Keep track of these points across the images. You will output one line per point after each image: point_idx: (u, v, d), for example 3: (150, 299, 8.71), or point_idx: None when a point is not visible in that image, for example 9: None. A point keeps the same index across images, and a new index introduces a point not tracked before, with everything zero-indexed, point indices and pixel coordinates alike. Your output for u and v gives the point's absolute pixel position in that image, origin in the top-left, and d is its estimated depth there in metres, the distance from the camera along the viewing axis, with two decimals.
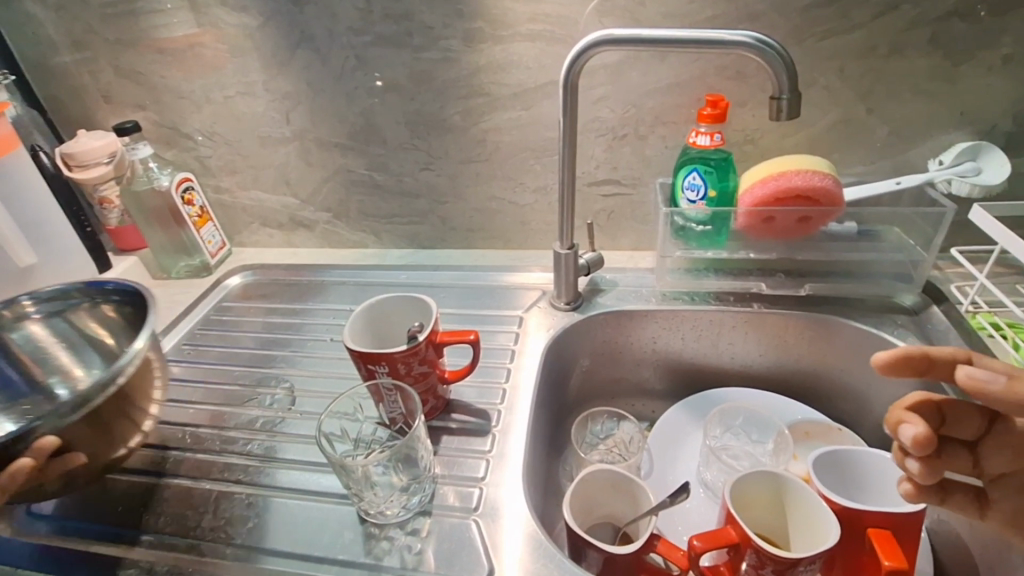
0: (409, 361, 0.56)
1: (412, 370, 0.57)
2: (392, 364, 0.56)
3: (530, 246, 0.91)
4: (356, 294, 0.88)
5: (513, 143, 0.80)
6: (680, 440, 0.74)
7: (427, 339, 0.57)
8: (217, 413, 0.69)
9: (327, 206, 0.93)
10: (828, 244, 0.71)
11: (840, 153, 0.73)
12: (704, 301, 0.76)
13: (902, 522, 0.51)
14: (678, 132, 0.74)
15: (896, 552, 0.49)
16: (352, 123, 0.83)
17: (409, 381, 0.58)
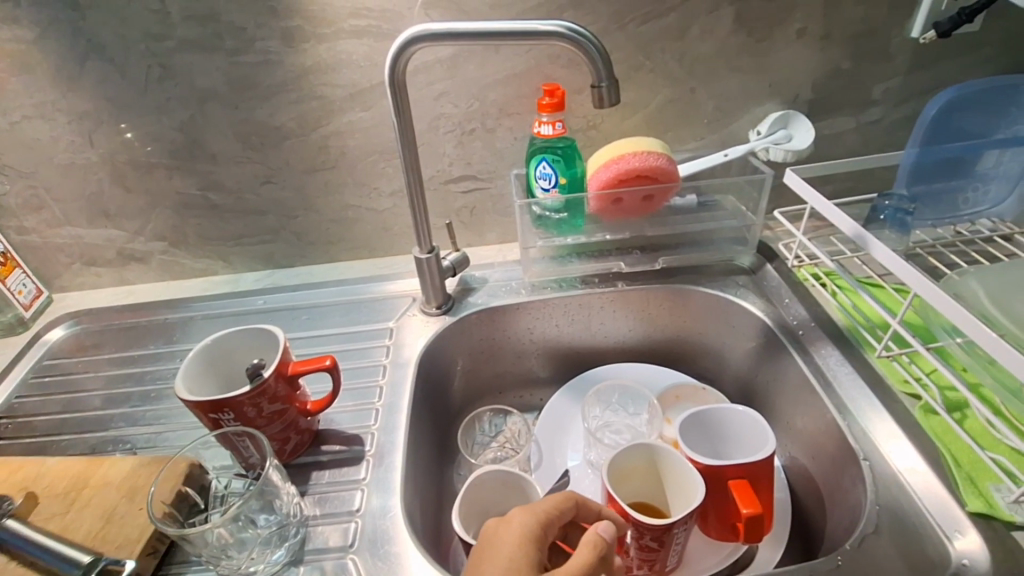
0: (258, 402, 0.52)
1: (263, 411, 0.53)
2: (239, 408, 0.51)
3: (397, 251, 0.87)
4: (208, 328, 0.79)
5: (360, 147, 0.76)
6: (564, 424, 0.75)
7: (275, 373, 0.52)
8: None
9: (159, 235, 0.83)
10: (671, 219, 0.74)
11: (674, 131, 0.77)
12: (572, 287, 0.77)
13: (757, 469, 0.56)
14: (524, 123, 0.74)
15: (752, 499, 0.54)
16: (171, 140, 0.74)
17: (263, 422, 0.53)
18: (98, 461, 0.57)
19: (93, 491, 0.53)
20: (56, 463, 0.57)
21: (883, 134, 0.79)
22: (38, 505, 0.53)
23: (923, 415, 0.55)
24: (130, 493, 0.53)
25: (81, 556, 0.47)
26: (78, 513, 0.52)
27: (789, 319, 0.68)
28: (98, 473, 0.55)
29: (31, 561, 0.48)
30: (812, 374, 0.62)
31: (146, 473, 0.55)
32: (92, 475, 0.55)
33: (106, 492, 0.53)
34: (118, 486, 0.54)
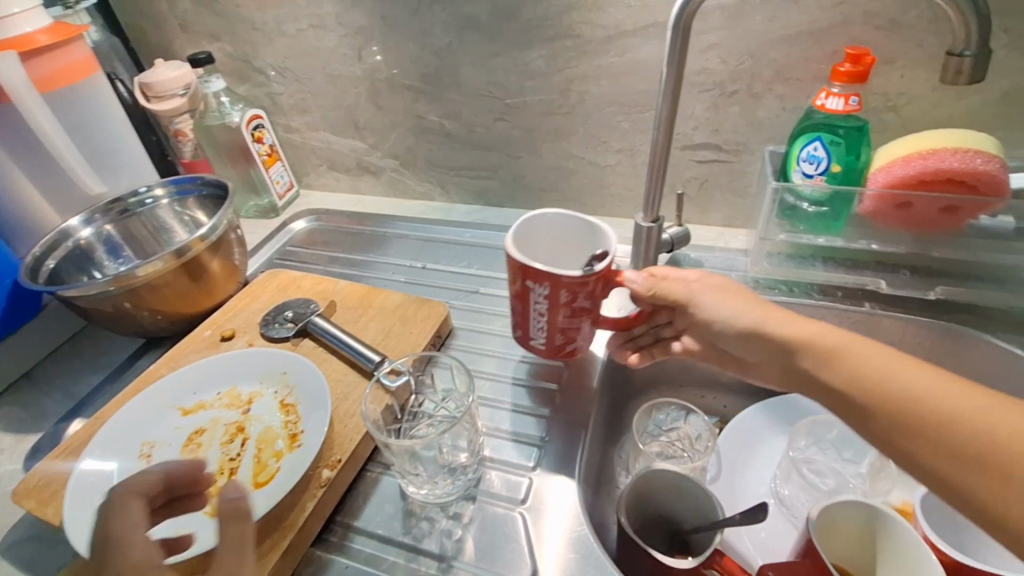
0: (575, 290, 0.49)
1: (574, 302, 0.50)
2: (555, 288, 0.48)
3: (607, 212, 0.82)
4: (417, 248, 0.84)
5: (601, 95, 0.71)
6: (754, 445, 0.66)
7: (603, 271, 0.48)
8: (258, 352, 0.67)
9: (394, 153, 0.89)
10: (975, 241, 0.58)
11: (1008, 131, 0.59)
12: (805, 294, 0.65)
13: None
14: (802, 92, 0.62)
15: None
16: (424, 65, 0.77)
17: (564, 310, 0.51)
18: (376, 291, 0.70)
19: (377, 310, 0.66)
20: (345, 285, 0.71)
21: None
22: (337, 311, 0.67)
23: None
24: (404, 317, 0.64)
25: (376, 353, 0.58)
26: (367, 323, 0.65)
27: None
28: (376, 300, 0.68)
29: (338, 350, 0.60)
30: None
31: (413, 308, 0.66)
32: (374, 299, 0.68)
33: (385, 314, 0.66)
34: (395, 311, 0.66)
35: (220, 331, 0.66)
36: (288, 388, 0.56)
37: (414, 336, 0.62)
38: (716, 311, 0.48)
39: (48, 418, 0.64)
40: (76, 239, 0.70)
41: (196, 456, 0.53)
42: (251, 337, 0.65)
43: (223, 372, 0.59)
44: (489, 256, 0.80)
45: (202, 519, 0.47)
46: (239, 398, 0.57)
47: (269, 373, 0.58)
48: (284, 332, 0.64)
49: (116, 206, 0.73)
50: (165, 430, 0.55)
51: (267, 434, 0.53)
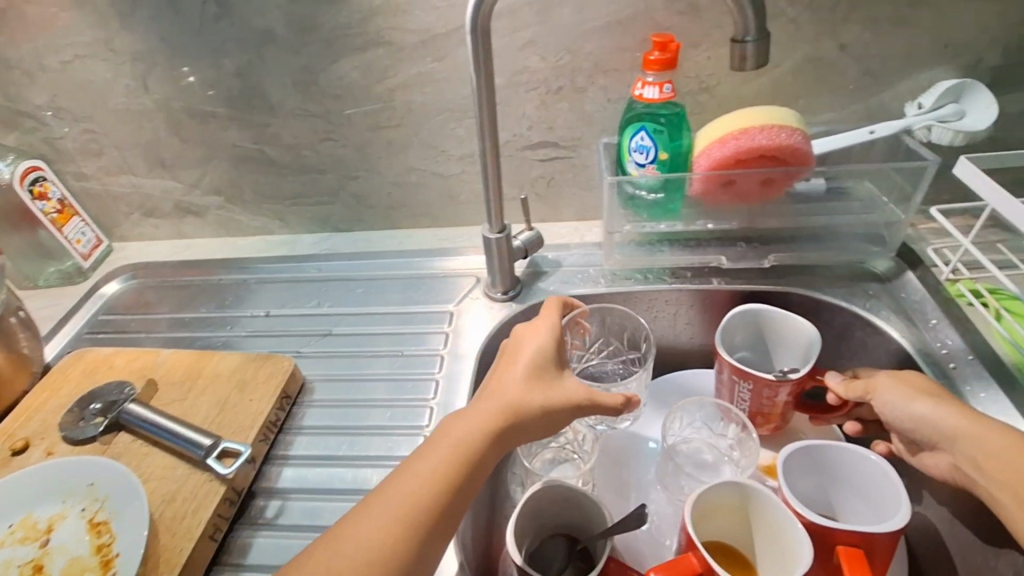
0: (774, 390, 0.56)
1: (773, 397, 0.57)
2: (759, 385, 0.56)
3: (463, 223, 0.78)
4: (258, 292, 0.75)
5: (429, 103, 0.66)
6: (635, 436, 0.67)
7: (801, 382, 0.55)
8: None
9: (216, 189, 0.78)
10: (795, 207, 0.61)
11: (807, 100, 0.62)
12: (659, 280, 0.66)
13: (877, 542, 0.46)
14: (622, 82, 0.62)
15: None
16: (227, 88, 0.68)
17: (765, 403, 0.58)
18: (207, 356, 0.61)
19: (207, 380, 0.57)
20: (168, 355, 0.61)
21: None
22: (159, 390, 0.57)
23: None
24: (240, 384, 0.56)
25: (206, 435, 0.50)
26: (196, 399, 0.56)
27: (934, 346, 0.55)
28: (208, 367, 0.59)
29: (160, 440, 0.51)
30: None
31: (252, 370, 0.58)
32: (204, 366, 0.59)
33: (219, 383, 0.57)
34: (231, 376, 0.57)
35: (8, 444, 0.54)
36: (97, 505, 0.47)
37: (255, 404, 0.54)
38: (906, 408, 0.49)
39: None
40: None
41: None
42: (51, 443, 0.54)
43: (7, 500, 0.48)
44: (340, 289, 0.73)
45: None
46: (36, 528, 0.47)
47: (71, 489, 0.48)
48: (91, 431, 0.53)
49: None
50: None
51: (74, 568, 0.44)
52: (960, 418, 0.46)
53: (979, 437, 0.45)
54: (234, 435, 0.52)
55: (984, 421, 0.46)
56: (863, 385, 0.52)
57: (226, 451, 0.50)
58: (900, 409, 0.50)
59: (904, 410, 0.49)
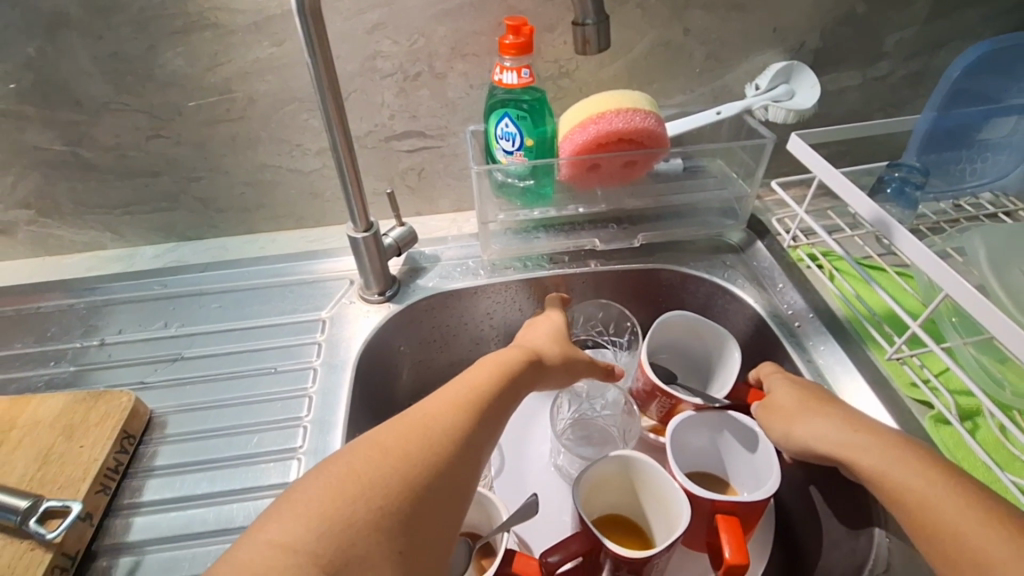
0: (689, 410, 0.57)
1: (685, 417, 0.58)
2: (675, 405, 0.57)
3: (333, 221, 0.73)
4: (88, 318, 0.64)
5: (275, 93, 0.60)
6: (528, 423, 0.67)
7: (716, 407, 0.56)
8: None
9: (20, 201, 0.66)
10: (657, 187, 0.64)
11: (660, 82, 0.65)
12: (538, 266, 0.66)
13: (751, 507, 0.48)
14: (482, 67, 0.60)
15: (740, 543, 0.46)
16: (16, 81, 0.57)
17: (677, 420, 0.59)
18: (20, 402, 0.51)
19: (22, 431, 0.48)
20: None
21: (891, 91, 0.68)
22: None
23: (933, 426, 0.48)
24: (66, 431, 0.48)
25: (20, 497, 0.42)
26: (8, 455, 0.47)
27: (782, 308, 0.60)
28: (22, 415, 0.49)
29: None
30: (809, 373, 0.54)
31: (82, 412, 0.49)
32: (18, 415, 0.50)
33: (39, 432, 0.48)
34: (56, 422, 0.49)
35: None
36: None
37: (87, 452, 0.47)
38: (791, 435, 0.50)
39: None
40: None
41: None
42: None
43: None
44: (194, 305, 0.65)
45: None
46: None
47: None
48: None
49: None
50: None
51: None
52: (836, 426, 0.47)
53: (860, 458, 0.44)
54: (60, 490, 0.44)
55: (858, 425, 0.46)
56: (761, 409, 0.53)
57: (51, 512, 0.43)
58: (791, 437, 0.50)
59: (793, 436, 0.49)
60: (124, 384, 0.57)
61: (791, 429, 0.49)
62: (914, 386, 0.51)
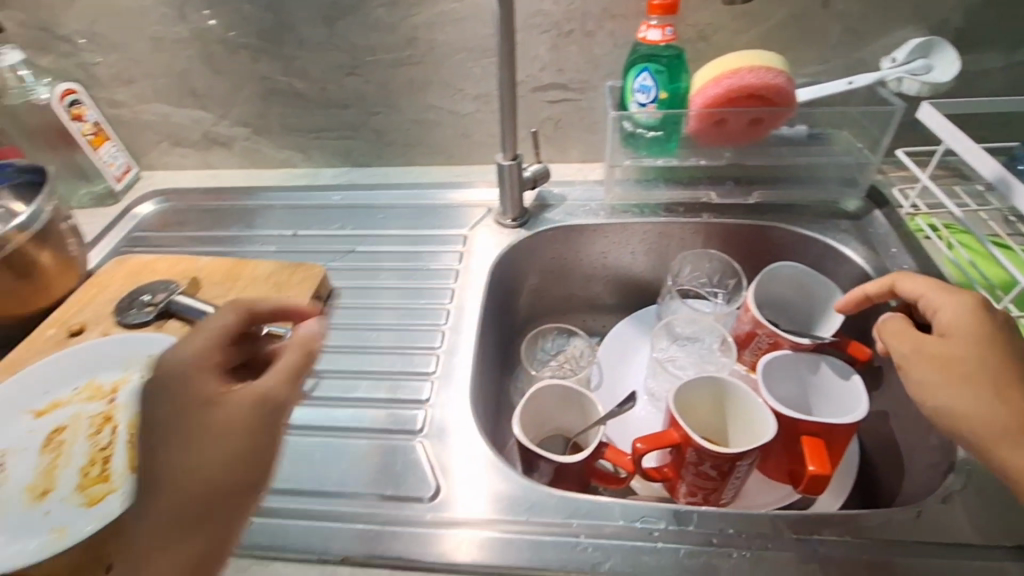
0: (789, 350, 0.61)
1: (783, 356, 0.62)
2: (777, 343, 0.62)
3: (475, 161, 0.84)
4: (283, 217, 0.81)
5: (449, 42, 0.72)
6: (629, 352, 0.75)
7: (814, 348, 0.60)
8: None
9: (243, 121, 0.83)
10: (778, 149, 0.68)
11: (794, 52, 0.69)
12: (654, 213, 0.73)
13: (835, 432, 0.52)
14: (628, 28, 0.68)
15: (820, 459, 0.51)
16: (260, 22, 0.73)
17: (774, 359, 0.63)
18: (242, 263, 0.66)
19: (247, 281, 0.63)
20: (207, 262, 0.67)
21: None
22: (203, 288, 0.63)
23: None
24: (277, 285, 0.63)
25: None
26: (238, 295, 0.62)
27: (892, 270, 0.62)
28: (244, 272, 0.65)
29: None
30: None
31: (286, 275, 0.64)
32: (241, 272, 0.65)
33: (257, 283, 0.63)
34: (268, 279, 0.64)
35: (66, 327, 0.60)
36: (156, 369, 0.53)
37: (291, 303, 0.61)
38: (933, 393, 0.46)
39: None
40: None
41: (60, 453, 0.48)
42: (106, 327, 0.60)
43: (77, 367, 0.54)
44: (361, 215, 0.79)
45: (80, 512, 0.44)
46: (102, 390, 0.53)
47: (130, 360, 0.55)
48: (143, 316, 0.59)
49: None
50: (16, 436, 0.50)
51: (138, 419, 0.50)
52: (992, 399, 0.43)
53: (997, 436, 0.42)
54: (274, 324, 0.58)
55: (1002, 393, 0.44)
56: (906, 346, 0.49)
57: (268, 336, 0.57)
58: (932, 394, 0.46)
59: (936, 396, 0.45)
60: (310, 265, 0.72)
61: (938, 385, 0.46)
62: None
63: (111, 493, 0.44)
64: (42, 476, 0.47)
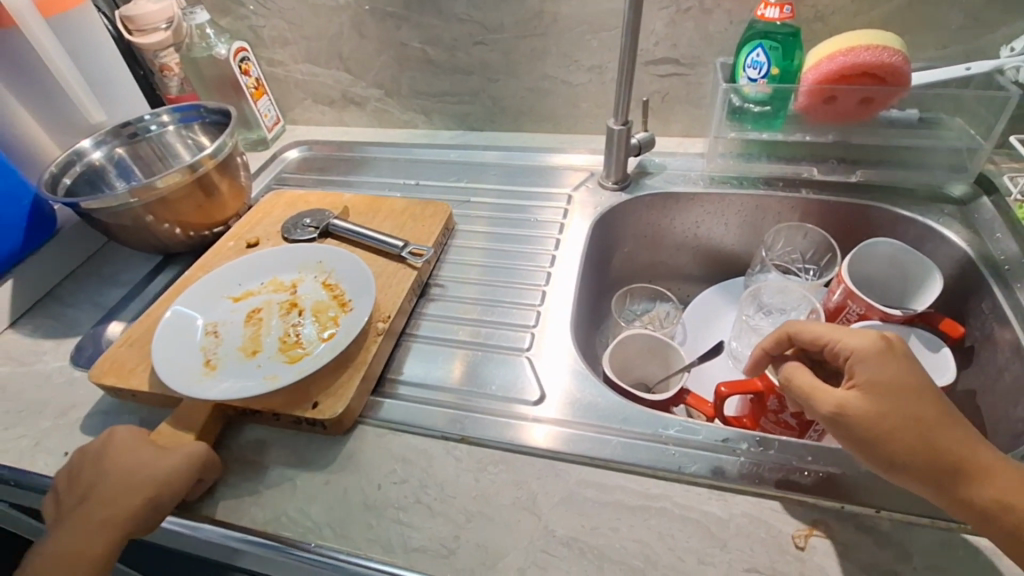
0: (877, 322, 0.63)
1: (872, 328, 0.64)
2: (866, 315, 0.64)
3: (581, 130, 0.91)
4: (407, 169, 0.91)
5: (572, 16, 0.78)
6: (713, 316, 0.80)
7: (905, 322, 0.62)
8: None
9: (378, 82, 0.94)
10: (886, 131, 0.70)
11: (913, 35, 0.70)
12: (752, 186, 0.77)
13: None
14: (745, 7, 0.72)
15: None
16: None
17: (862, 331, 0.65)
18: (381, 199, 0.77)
19: (388, 211, 0.74)
20: (351, 197, 0.78)
21: None
22: (351, 215, 0.74)
23: None
24: (411, 215, 0.73)
25: (398, 239, 0.67)
26: (381, 221, 0.73)
27: (995, 254, 0.63)
28: (384, 203, 0.76)
29: (362, 241, 0.69)
30: (1010, 307, 0.58)
31: (419, 209, 0.75)
32: (381, 204, 0.76)
33: (395, 213, 0.74)
34: (405, 211, 0.74)
35: (243, 241, 0.74)
36: (328, 270, 0.64)
37: (429, 229, 0.71)
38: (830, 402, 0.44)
39: (82, 325, 0.70)
40: (88, 160, 0.74)
41: (260, 326, 0.60)
42: (275, 241, 0.72)
43: (263, 265, 0.66)
44: (475, 171, 0.88)
45: (283, 366, 0.55)
46: (284, 284, 0.65)
47: (304, 263, 0.66)
48: (307, 235, 0.71)
49: (125, 129, 0.77)
50: (222, 313, 0.62)
51: (317, 303, 0.61)
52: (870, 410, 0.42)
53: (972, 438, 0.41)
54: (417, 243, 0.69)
55: (921, 439, 0.41)
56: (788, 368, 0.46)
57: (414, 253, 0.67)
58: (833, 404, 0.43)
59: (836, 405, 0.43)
60: None
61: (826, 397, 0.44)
62: None
63: (306, 355, 0.56)
64: (248, 341, 0.59)
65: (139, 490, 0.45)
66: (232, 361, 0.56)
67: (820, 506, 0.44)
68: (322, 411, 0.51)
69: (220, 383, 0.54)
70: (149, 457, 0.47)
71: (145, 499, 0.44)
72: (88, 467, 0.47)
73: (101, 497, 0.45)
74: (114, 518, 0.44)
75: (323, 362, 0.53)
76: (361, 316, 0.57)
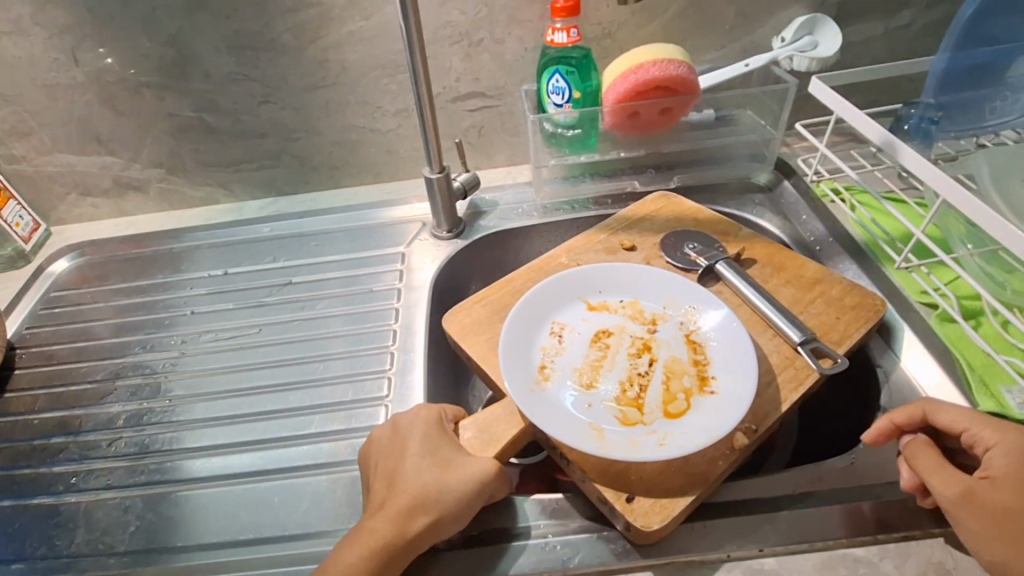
0: None
1: None
2: None
3: (404, 176, 0.84)
4: (216, 256, 0.78)
5: (362, 61, 0.71)
6: None
7: None
8: (17, 453, 0.57)
9: (156, 161, 0.80)
10: (692, 135, 0.72)
11: (693, 39, 0.72)
12: (583, 208, 0.75)
13: None
14: (535, 31, 0.70)
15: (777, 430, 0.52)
16: (159, 58, 0.70)
17: None
18: None
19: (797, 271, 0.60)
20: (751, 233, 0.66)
21: (914, 40, 0.73)
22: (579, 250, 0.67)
23: (938, 323, 0.55)
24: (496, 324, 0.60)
25: (801, 328, 0.54)
26: (780, 284, 0.60)
27: (806, 237, 0.67)
28: (792, 262, 0.61)
29: (752, 304, 0.57)
30: None
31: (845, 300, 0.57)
32: (785, 258, 0.62)
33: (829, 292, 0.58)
34: (820, 286, 0.59)
35: (618, 241, 0.67)
36: (697, 325, 0.56)
37: (843, 325, 0.55)
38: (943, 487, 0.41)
39: None
40: None
41: (607, 355, 0.55)
42: (650, 256, 0.65)
43: (631, 282, 0.60)
44: (297, 245, 0.77)
45: (617, 424, 0.49)
46: (643, 314, 0.58)
47: (674, 301, 0.59)
48: (687, 263, 0.62)
49: None
50: (576, 316, 0.58)
51: (675, 363, 0.54)
52: (986, 506, 0.40)
53: None
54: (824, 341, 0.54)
55: None
56: (914, 449, 0.44)
57: (816, 353, 0.53)
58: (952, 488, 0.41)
59: (957, 494, 0.41)
60: (248, 303, 0.70)
61: (946, 479, 0.41)
62: (923, 293, 0.58)
63: (646, 427, 0.49)
64: (592, 367, 0.54)
65: (422, 510, 0.43)
66: (567, 380, 0.53)
67: (707, 561, 0.44)
68: (638, 513, 0.44)
69: (546, 403, 0.50)
70: (451, 481, 0.45)
71: (438, 523, 0.43)
72: (380, 489, 0.46)
73: (380, 517, 0.44)
74: (383, 541, 0.42)
75: (645, 457, 0.45)
76: (730, 409, 0.48)
